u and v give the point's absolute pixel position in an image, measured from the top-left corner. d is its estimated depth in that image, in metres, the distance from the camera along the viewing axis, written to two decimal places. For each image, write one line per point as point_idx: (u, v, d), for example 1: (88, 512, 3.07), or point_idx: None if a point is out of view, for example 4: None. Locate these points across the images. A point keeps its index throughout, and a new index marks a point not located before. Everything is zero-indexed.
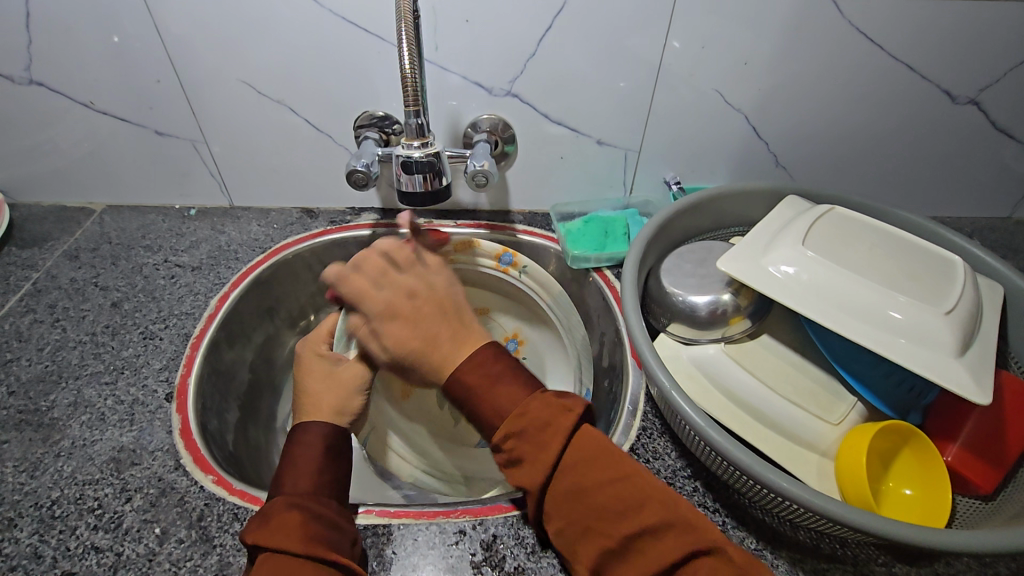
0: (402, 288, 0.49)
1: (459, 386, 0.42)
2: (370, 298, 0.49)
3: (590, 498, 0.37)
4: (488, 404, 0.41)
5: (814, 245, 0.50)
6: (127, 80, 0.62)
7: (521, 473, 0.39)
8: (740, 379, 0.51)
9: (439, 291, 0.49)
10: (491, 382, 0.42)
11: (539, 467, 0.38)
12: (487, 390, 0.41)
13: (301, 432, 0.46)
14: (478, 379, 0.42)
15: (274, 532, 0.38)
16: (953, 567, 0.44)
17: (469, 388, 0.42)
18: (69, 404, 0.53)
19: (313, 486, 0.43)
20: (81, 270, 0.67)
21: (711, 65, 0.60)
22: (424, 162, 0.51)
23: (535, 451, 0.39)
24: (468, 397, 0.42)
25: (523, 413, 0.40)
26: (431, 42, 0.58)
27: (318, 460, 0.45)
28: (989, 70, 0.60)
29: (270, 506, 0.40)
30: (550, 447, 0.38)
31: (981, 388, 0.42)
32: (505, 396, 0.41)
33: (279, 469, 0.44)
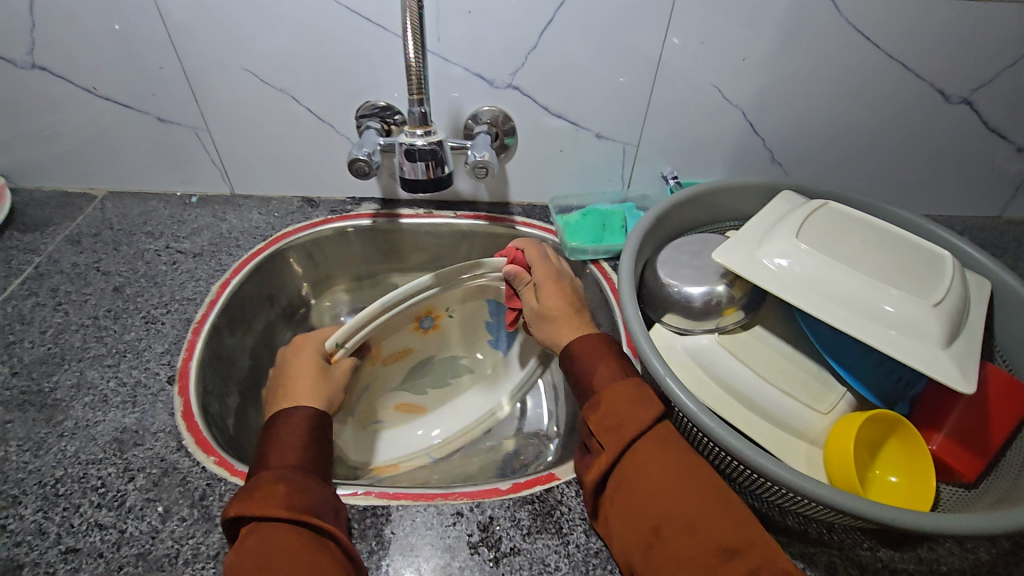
0: (565, 273, 0.57)
1: (586, 346, 0.49)
2: (539, 268, 0.56)
3: (666, 464, 0.39)
4: (602, 375, 0.46)
5: (807, 238, 0.51)
6: (131, 65, 0.62)
7: (611, 426, 0.42)
8: (733, 369, 0.52)
9: (576, 283, 0.57)
10: (612, 354, 0.48)
11: (635, 422, 0.42)
12: (605, 360, 0.47)
13: (285, 414, 0.47)
14: (605, 349, 0.49)
15: (256, 500, 0.39)
16: (936, 552, 0.46)
17: (596, 350, 0.48)
18: (72, 385, 0.54)
19: (298, 460, 0.43)
20: (83, 255, 0.68)
21: (710, 60, 0.61)
22: (426, 150, 0.52)
23: (635, 408, 0.43)
24: (585, 359, 0.48)
25: (636, 381, 0.45)
26: (434, 33, 0.59)
27: (302, 438, 0.45)
28: (983, 70, 0.61)
29: (256, 479, 0.41)
30: (655, 406, 0.43)
31: (966, 377, 0.43)
32: (621, 365, 0.47)
33: (262, 446, 0.45)
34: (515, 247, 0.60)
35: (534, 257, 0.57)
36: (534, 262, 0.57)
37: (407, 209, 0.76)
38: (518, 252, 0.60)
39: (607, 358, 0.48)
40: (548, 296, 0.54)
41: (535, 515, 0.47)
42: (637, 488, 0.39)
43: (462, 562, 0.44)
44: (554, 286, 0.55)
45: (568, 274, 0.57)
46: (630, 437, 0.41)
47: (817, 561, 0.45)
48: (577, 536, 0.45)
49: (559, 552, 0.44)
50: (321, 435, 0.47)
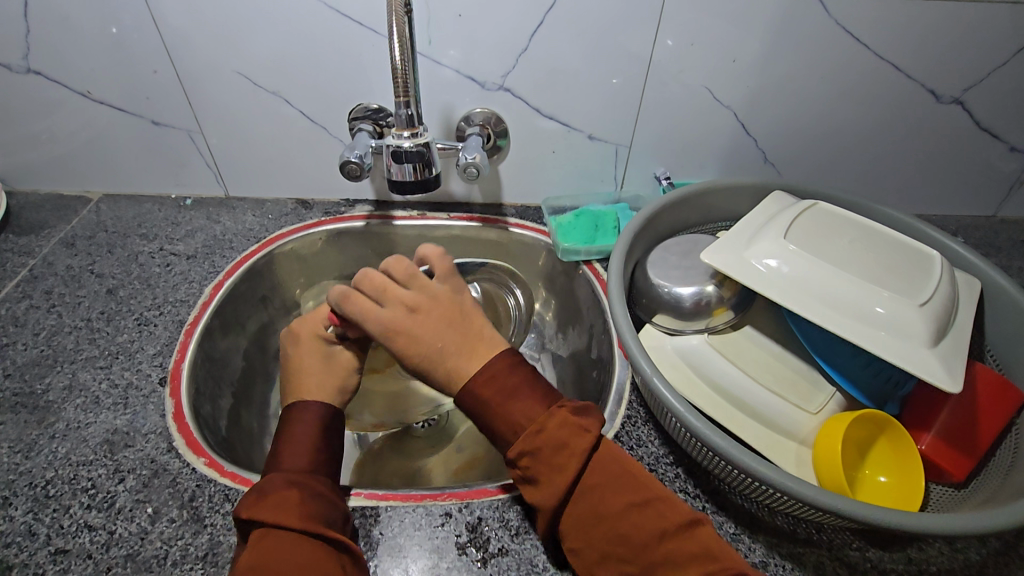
0: (430, 289, 0.48)
1: (473, 399, 0.43)
2: (392, 293, 0.47)
3: (600, 528, 0.39)
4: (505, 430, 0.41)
5: (796, 238, 0.51)
6: (125, 69, 0.62)
7: (534, 493, 0.40)
8: (723, 369, 0.52)
9: (445, 299, 0.48)
10: (506, 396, 0.42)
11: (554, 492, 0.39)
12: (503, 414, 0.41)
13: (298, 411, 0.46)
14: (494, 395, 0.42)
15: (272, 507, 0.38)
16: (926, 552, 0.46)
17: (483, 399, 0.42)
18: (64, 387, 0.54)
19: (309, 465, 0.43)
20: (77, 258, 0.68)
21: (700, 61, 0.61)
22: (413, 152, 0.52)
23: (550, 473, 0.40)
24: (483, 412, 0.42)
25: (538, 435, 0.40)
26: (424, 36, 0.59)
27: (314, 440, 0.45)
28: (973, 70, 0.61)
29: (268, 483, 0.41)
30: (564, 469, 0.39)
31: (953, 378, 0.43)
32: (521, 411, 0.41)
33: (274, 447, 0.45)
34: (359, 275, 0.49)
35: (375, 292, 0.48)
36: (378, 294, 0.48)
37: (401, 211, 0.76)
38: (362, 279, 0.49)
39: (506, 414, 0.41)
40: (418, 333, 0.46)
41: (524, 516, 0.47)
42: (584, 551, 0.40)
43: (450, 562, 0.44)
44: (420, 314, 0.46)
45: (403, 309, 0.47)
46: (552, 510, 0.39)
47: (805, 561, 0.45)
48: None
49: (548, 552, 0.44)
50: (331, 434, 0.47)
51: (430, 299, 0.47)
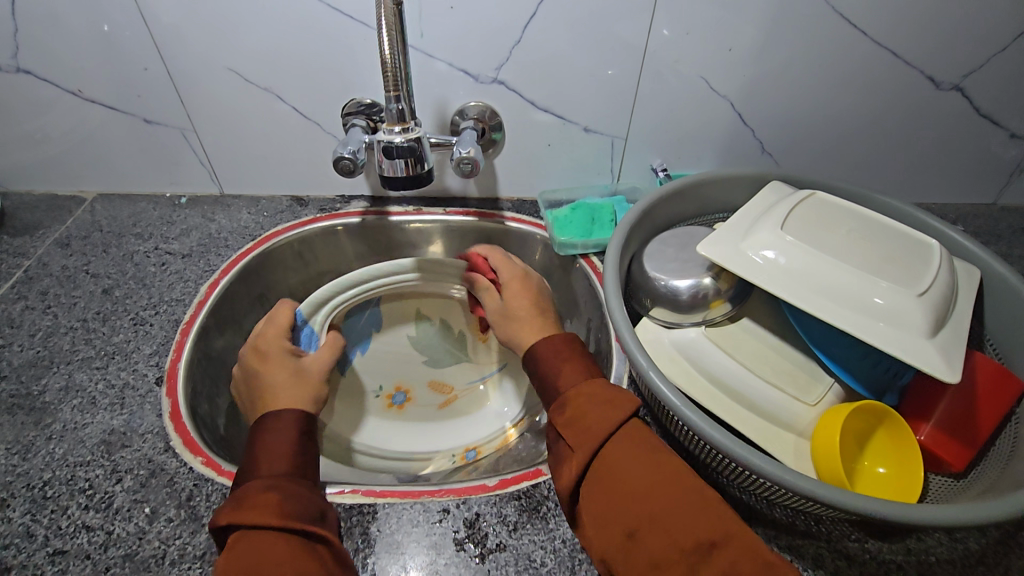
0: (529, 274, 0.62)
1: (544, 351, 0.50)
2: (505, 267, 0.62)
3: (627, 466, 0.39)
4: (566, 377, 0.47)
5: (793, 229, 0.50)
6: (115, 68, 0.62)
7: (577, 433, 0.42)
8: (722, 362, 0.52)
9: (542, 286, 0.61)
10: (573, 358, 0.49)
11: (594, 429, 0.41)
12: (566, 366, 0.48)
13: (272, 419, 0.47)
14: (566, 354, 0.49)
15: (250, 511, 0.38)
16: (925, 543, 0.45)
17: (553, 353, 0.50)
18: (61, 388, 0.54)
19: (287, 468, 0.44)
20: (72, 258, 0.68)
21: (696, 51, 0.60)
22: (405, 147, 0.51)
23: (592, 412, 0.43)
24: (547, 362, 0.49)
25: (592, 386, 0.45)
26: (416, 29, 0.59)
27: (287, 443, 0.46)
28: (973, 55, 0.60)
29: (247, 488, 0.41)
30: (613, 406, 0.43)
31: (951, 367, 0.43)
32: (575, 369, 0.47)
33: (247, 455, 0.45)
34: (477, 252, 0.67)
35: (499, 262, 0.63)
36: (499, 265, 0.63)
37: (396, 207, 0.76)
38: (483, 259, 0.65)
39: (556, 365, 0.48)
40: (515, 297, 0.58)
41: (522, 511, 0.47)
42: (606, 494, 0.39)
43: (448, 559, 0.44)
44: (518, 284, 0.60)
45: (533, 280, 0.61)
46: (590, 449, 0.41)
47: (804, 554, 0.45)
48: (563, 531, 0.45)
49: (545, 547, 0.44)
50: (308, 439, 0.48)
51: (532, 279, 0.61)
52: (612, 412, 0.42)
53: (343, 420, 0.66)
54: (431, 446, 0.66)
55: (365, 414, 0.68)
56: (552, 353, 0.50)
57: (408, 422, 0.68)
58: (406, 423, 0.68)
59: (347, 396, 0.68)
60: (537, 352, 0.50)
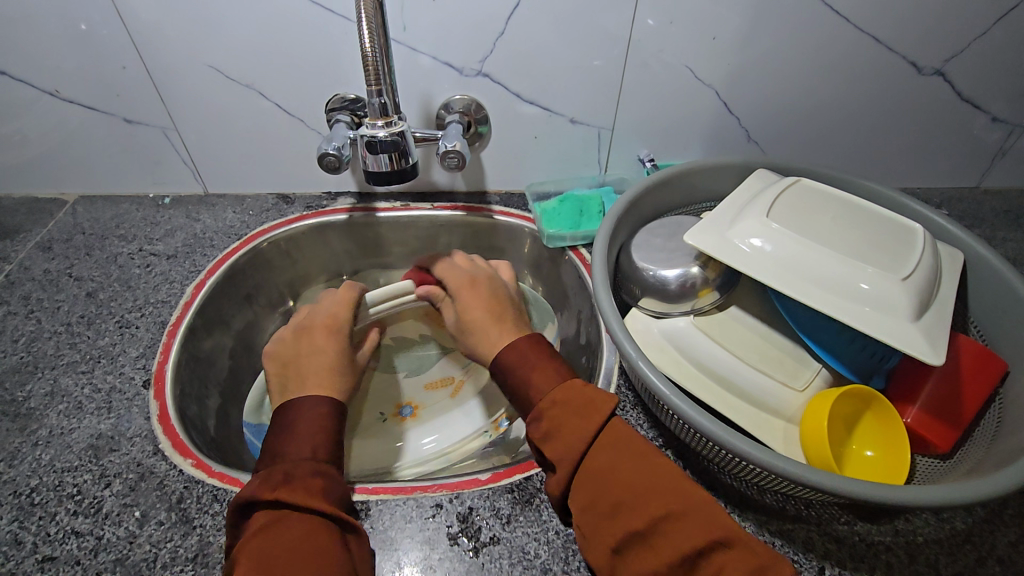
0: (485, 273, 0.61)
1: (513, 356, 0.48)
2: (449, 275, 0.61)
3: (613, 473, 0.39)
4: (540, 381, 0.45)
5: (779, 217, 0.50)
6: (92, 67, 0.61)
7: (558, 438, 0.41)
8: (711, 351, 0.52)
9: (494, 282, 0.60)
10: (545, 358, 0.47)
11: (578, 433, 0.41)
12: (538, 368, 0.46)
13: (320, 399, 0.47)
14: (539, 354, 0.48)
15: (295, 491, 0.39)
16: (913, 523, 0.46)
17: (527, 356, 0.48)
18: (46, 394, 0.54)
19: (324, 451, 0.43)
20: (55, 261, 0.67)
21: (680, 40, 0.60)
22: (388, 141, 0.51)
23: (570, 422, 0.42)
24: (520, 365, 0.47)
25: (569, 387, 0.44)
26: (398, 22, 0.58)
27: (328, 426, 0.46)
28: (954, 40, 0.61)
29: (289, 467, 0.41)
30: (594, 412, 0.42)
31: (936, 350, 0.43)
32: (547, 373, 0.46)
33: (286, 433, 0.44)
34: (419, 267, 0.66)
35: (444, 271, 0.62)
36: (447, 272, 0.62)
37: (383, 202, 0.75)
38: (425, 272, 0.65)
39: (528, 374, 0.46)
40: (473, 299, 0.57)
41: (515, 503, 0.47)
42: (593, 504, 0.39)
43: (442, 553, 0.44)
44: (474, 287, 0.58)
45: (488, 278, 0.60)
46: (571, 463, 0.40)
47: (794, 538, 0.45)
48: (556, 522, 0.46)
49: (539, 539, 0.45)
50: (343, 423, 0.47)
51: (487, 279, 0.60)
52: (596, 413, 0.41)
53: (364, 450, 0.63)
54: (458, 435, 0.65)
55: (377, 436, 0.64)
56: (519, 355, 0.48)
57: (430, 425, 0.66)
58: (427, 428, 0.66)
59: (354, 429, 0.65)
60: (504, 357, 0.48)
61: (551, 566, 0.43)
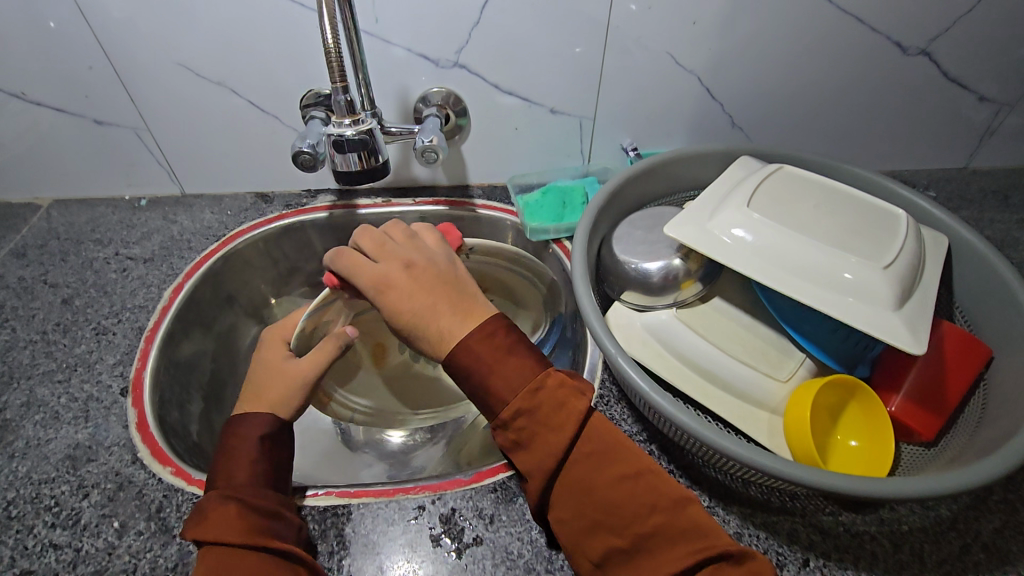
0: (400, 259, 0.48)
1: (466, 356, 0.41)
2: (362, 271, 0.48)
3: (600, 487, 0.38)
4: (500, 389, 0.40)
5: (760, 206, 0.50)
6: (57, 67, 0.59)
7: (528, 456, 0.40)
8: (693, 343, 0.52)
9: (419, 263, 0.47)
10: (501, 352, 0.42)
11: (553, 450, 0.39)
12: (495, 372, 0.41)
13: (237, 426, 0.46)
14: (489, 351, 0.41)
15: (214, 524, 0.38)
16: (897, 512, 0.46)
17: (479, 357, 0.41)
18: (22, 404, 0.53)
19: (251, 478, 0.43)
20: (29, 268, 0.66)
21: (660, 25, 0.59)
22: (356, 140, 0.50)
23: (543, 431, 0.40)
24: (471, 371, 0.41)
25: (536, 392, 0.40)
26: (370, 14, 0.57)
27: (255, 453, 0.44)
28: (939, 19, 0.59)
29: (207, 499, 0.40)
30: (563, 428, 0.39)
31: (918, 339, 0.43)
32: (515, 371, 0.41)
33: (215, 463, 0.44)
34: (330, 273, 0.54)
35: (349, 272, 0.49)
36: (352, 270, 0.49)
37: (364, 199, 0.74)
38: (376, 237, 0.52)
39: (483, 373, 0.41)
40: (395, 304, 0.46)
41: (498, 503, 0.46)
42: (576, 513, 0.39)
43: (424, 555, 0.43)
44: (392, 286, 0.46)
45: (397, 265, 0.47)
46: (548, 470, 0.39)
47: (779, 530, 0.45)
48: None
49: (522, 539, 0.44)
50: (277, 445, 0.47)
51: (402, 272, 0.46)
52: (565, 427, 0.39)
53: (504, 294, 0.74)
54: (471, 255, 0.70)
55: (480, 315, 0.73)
56: (472, 356, 0.41)
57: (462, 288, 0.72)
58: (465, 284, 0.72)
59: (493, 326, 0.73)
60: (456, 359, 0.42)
61: (535, 565, 0.43)
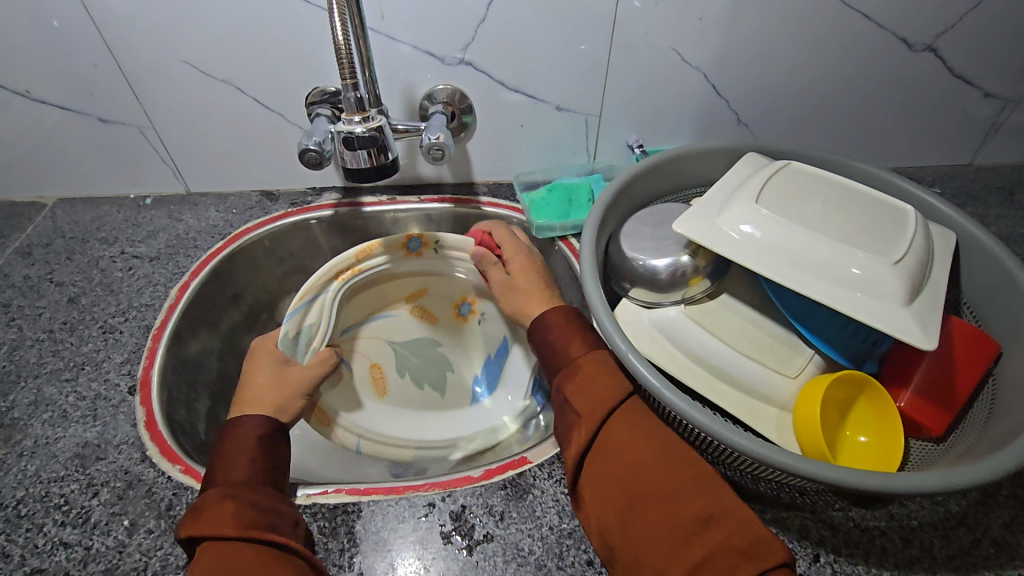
0: (518, 247, 0.62)
1: (553, 325, 0.50)
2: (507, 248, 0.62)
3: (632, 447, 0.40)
4: (573, 350, 0.48)
5: (768, 202, 0.50)
6: (62, 65, 0.59)
7: (579, 409, 0.44)
8: (701, 339, 0.52)
9: (535, 259, 0.61)
10: (577, 333, 0.49)
11: (604, 402, 0.43)
12: (572, 340, 0.48)
13: (233, 425, 0.46)
14: (568, 327, 0.50)
15: (208, 521, 0.38)
16: (907, 508, 0.46)
17: (559, 327, 0.50)
18: (30, 403, 0.53)
19: (245, 475, 0.43)
20: (35, 267, 0.66)
21: (667, 21, 0.59)
22: (366, 137, 0.50)
23: (596, 389, 0.44)
24: (552, 338, 0.50)
25: (599, 361, 0.46)
26: (376, 11, 0.57)
27: (248, 451, 0.45)
28: (945, 14, 0.59)
29: (204, 498, 0.40)
30: (613, 390, 0.43)
31: (928, 334, 0.43)
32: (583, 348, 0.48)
33: (211, 462, 0.44)
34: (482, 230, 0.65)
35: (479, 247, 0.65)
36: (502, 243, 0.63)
37: (369, 197, 0.73)
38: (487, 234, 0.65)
39: (566, 335, 0.49)
40: (518, 277, 0.59)
41: (508, 500, 0.46)
42: (609, 474, 0.40)
43: (435, 552, 0.43)
44: (514, 268, 0.60)
45: (526, 253, 0.61)
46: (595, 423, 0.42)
47: (789, 526, 0.45)
48: (550, 518, 0.45)
49: (533, 535, 0.44)
50: (272, 443, 0.47)
51: (517, 259, 0.61)
52: (618, 386, 0.44)
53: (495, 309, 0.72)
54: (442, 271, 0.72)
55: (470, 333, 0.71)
56: (557, 330, 0.50)
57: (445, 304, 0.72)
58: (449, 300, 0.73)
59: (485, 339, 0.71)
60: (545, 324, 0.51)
61: (546, 562, 0.43)
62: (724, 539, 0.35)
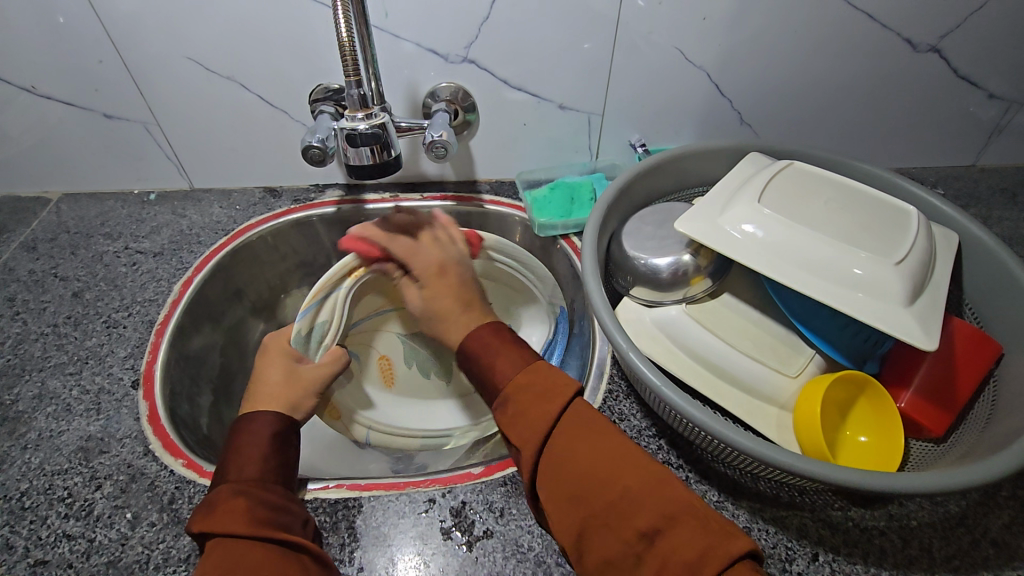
0: (436, 261, 0.56)
1: (477, 344, 0.47)
2: (417, 257, 0.56)
3: (580, 455, 0.38)
4: (502, 365, 0.44)
5: (771, 202, 0.50)
6: (68, 60, 0.59)
7: (517, 432, 0.40)
8: (703, 338, 0.52)
9: (461, 269, 0.57)
10: (505, 344, 0.46)
11: (540, 421, 0.40)
12: (500, 353, 0.45)
13: (246, 422, 0.47)
14: (496, 342, 0.46)
15: (219, 517, 0.38)
16: (907, 508, 0.46)
17: (489, 346, 0.46)
18: (34, 396, 0.53)
19: (258, 472, 0.43)
20: (39, 262, 0.66)
21: (671, 21, 0.59)
22: (368, 134, 0.50)
23: (533, 405, 0.41)
24: (482, 355, 0.46)
25: (534, 372, 0.43)
26: (380, 9, 0.57)
27: (262, 448, 0.45)
28: (949, 15, 0.59)
29: (216, 494, 0.41)
30: (554, 400, 0.41)
31: (930, 335, 0.43)
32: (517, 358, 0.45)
33: (224, 458, 0.44)
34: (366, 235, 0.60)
35: (407, 250, 0.58)
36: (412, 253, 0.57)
37: (372, 194, 0.74)
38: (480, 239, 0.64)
39: (488, 357, 0.45)
40: (437, 292, 0.54)
41: (508, 497, 0.47)
42: (560, 484, 0.38)
43: (435, 548, 0.44)
44: (443, 275, 0.55)
45: (450, 259, 0.57)
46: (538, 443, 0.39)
47: (788, 525, 0.45)
48: None
49: (532, 532, 0.45)
50: (285, 440, 0.47)
51: (442, 270, 0.55)
52: (559, 394, 0.41)
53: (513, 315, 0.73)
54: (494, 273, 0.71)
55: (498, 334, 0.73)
56: (480, 344, 0.46)
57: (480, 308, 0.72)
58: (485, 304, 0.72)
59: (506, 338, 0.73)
60: (465, 344, 0.47)
61: (545, 558, 0.43)
62: (683, 547, 0.33)
